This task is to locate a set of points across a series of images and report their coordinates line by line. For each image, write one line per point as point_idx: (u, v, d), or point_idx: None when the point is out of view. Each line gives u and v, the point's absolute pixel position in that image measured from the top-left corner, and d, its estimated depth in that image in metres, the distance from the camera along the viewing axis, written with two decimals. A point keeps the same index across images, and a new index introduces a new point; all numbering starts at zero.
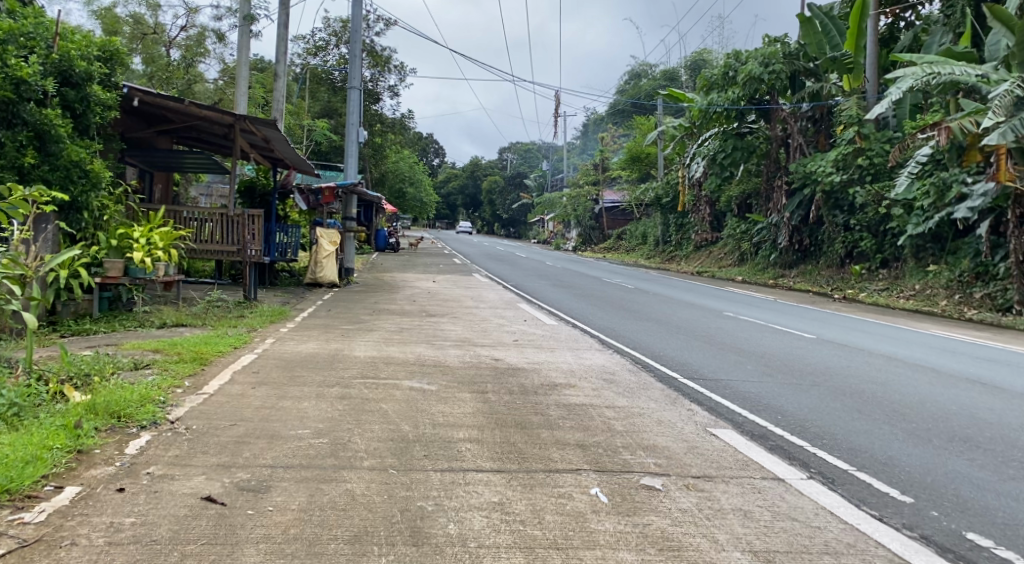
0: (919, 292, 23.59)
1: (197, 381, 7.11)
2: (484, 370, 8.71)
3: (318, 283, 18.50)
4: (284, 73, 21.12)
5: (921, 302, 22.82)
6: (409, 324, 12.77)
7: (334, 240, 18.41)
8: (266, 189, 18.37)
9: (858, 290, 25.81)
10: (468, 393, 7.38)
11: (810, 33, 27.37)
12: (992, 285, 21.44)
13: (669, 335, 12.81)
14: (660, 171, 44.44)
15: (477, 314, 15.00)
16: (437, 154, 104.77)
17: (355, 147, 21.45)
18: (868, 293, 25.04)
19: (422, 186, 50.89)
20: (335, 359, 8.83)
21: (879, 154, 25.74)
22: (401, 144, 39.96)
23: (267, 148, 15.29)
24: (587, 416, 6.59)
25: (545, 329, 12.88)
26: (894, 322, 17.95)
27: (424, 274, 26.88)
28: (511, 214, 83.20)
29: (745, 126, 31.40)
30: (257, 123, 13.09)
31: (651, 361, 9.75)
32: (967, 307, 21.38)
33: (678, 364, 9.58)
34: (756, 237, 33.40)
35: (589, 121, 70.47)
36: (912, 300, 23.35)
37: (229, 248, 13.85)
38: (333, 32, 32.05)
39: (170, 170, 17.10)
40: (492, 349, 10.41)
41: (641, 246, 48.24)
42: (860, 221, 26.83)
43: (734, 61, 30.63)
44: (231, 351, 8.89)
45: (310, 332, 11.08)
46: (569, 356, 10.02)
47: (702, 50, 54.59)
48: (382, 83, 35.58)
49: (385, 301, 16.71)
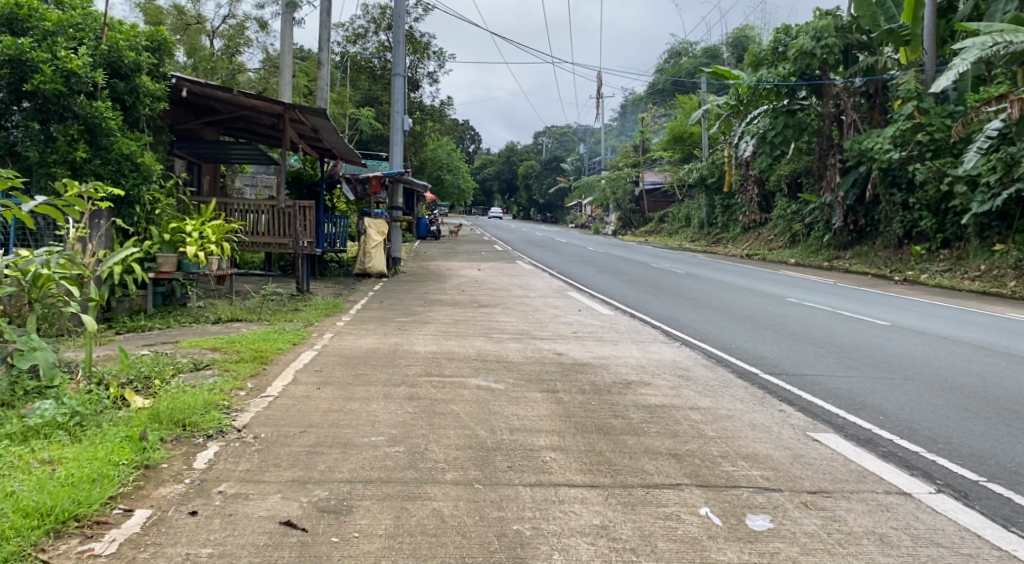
0: (985, 273, 22.64)
1: (260, 382, 6.81)
2: (552, 366, 8.32)
3: (367, 273, 18.28)
4: (328, 61, 20.86)
5: (989, 283, 21.88)
6: (464, 316, 12.44)
7: (381, 230, 18.02)
8: (314, 179, 18.27)
9: (919, 271, 24.89)
10: (540, 392, 6.98)
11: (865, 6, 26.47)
12: None
13: (734, 324, 12.47)
14: (704, 151, 43.59)
15: (530, 303, 14.61)
16: (473, 140, 104.36)
17: (399, 135, 21.15)
18: (931, 274, 24.14)
19: (460, 173, 50.52)
20: (397, 356, 8.50)
21: (940, 129, 24.76)
22: (440, 130, 39.59)
23: (315, 138, 15.01)
24: (672, 419, 6.19)
25: (604, 319, 12.47)
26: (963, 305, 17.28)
27: (469, 261, 26.55)
28: (548, 199, 82.57)
29: (796, 103, 30.18)
30: (306, 111, 12.77)
31: (725, 354, 9.40)
32: None
33: (754, 357, 9.26)
34: (808, 218, 32.53)
35: (628, 102, 69.57)
36: (977, 281, 22.40)
37: (279, 241, 13.58)
38: (372, 18, 31.84)
39: (217, 161, 16.91)
40: (553, 342, 10.00)
41: (685, 229, 47.41)
42: (920, 199, 25.84)
43: (783, 36, 29.88)
44: (290, 348, 8.59)
45: (366, 326, 10.77)
46: (635, 349, 9.59)
47: (744, 27, 53.47)
48: (421, 69, 35.32)
49: (436, 291, 16.41)
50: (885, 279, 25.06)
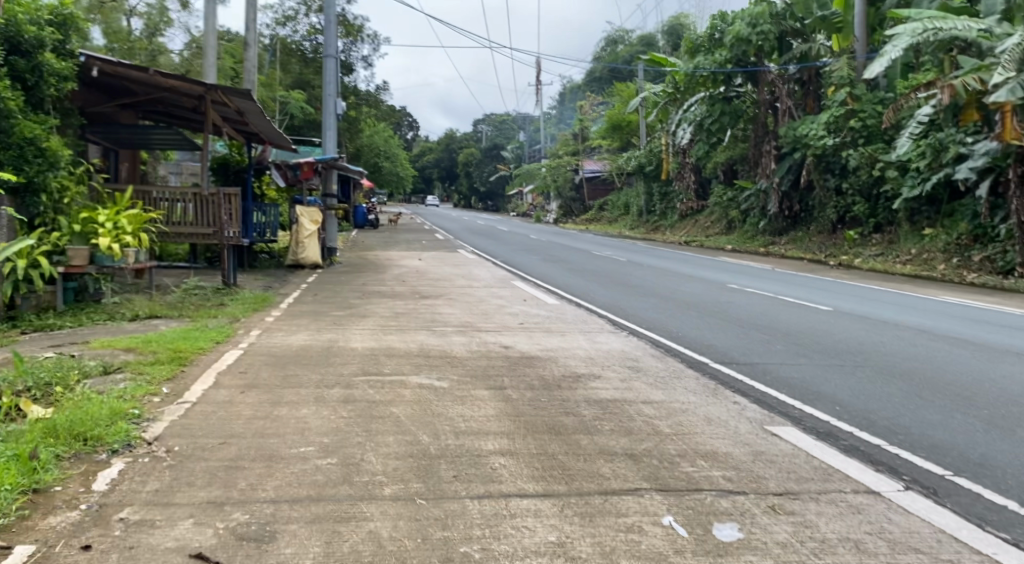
0: (916, 257, 22.91)
1: (177, 387, 6.20)
2: (498, 362, 7.87)
3: (300, 264, 17.56)
4: (256, 43, 20.01)
5: (920, 266, 22.17)
6: (403, 308, 11.91)
7: (315, 218, 17.39)
8: (241, 166, 17.40)
9: (852, 256, 25.18)
10: (486, 390, 6.54)
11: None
12: (992, 246, 20.93)
13: (679, 312, 12.15)
14: (642, 138, 43.62)
15: (471, 294, 14.14)
16: (411, 128, 103.22)
17: (333, 120, 20.40)
18: (863, 258, 24.42)
19: (398, 160, 49.71)
20: (331, 354, 7.95)
21: (873, 116, 25.17)
22: (376, 117, 38.77)
23: (240, 121, 14.25)
24: (626, 415, 5.80)
25: (547, 309, 12.08)
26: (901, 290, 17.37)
27: (407, 251, 25.94)
28: (488, 187, 82.12)
29: (732, 90, 30.27)
30: (229, 92, 12.02)
31: (673, 344, 9.01)
32: (966, 270, 20.82)
33: (702, 347, 8.88)
34: (743, 204, 32.82)
35: (567, 90, 69.45)
36: (908, 264, 22.68)
37: (203, 229, 12.85)
38: (303, 2, 30.96)
39: (136, 148, 16.03)
40: (497, 335, 9.55)
41: (624, 217, 47.46)
42: (853, 185, 26.23)
43: (719, 22, 29.93)
44: (213, 348, 7.98)
45: (298, 321, 10.16)
46: (584, 340, 9.21)
47: (679, 15, 53.80)
48: (355, 53, 34.47)
49: (372, 282, 15.81)
50: (820, 264, 25.28)
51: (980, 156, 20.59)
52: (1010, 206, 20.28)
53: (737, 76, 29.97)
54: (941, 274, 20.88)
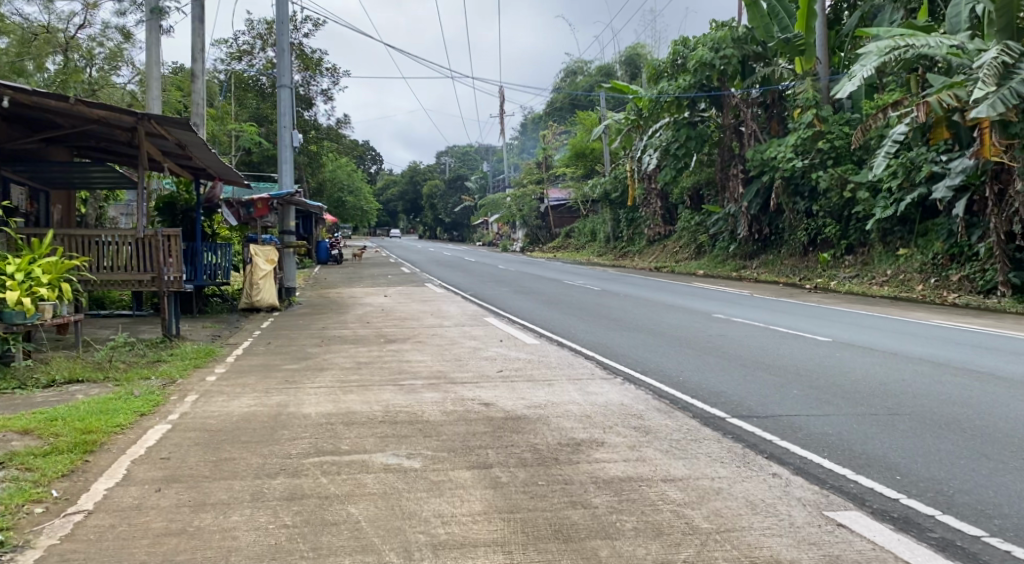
0: (892, 278, 22.04)
1: (72, 488, 4.95)
2: (480, 427, 6.62)
3: (255, 308, 16.11)
4: (203, 73, 18.73)
5: (897, 289, 21.24)
6: (367, 357, 10.60)
7: (271, 257, 16.04)
8: (189, 205, 15.98)
9: (827, 278, 24.25)
10: (468, 471, 5.27)
11: (757, 18, 25.84)
12: (970, 266, 19.94)
13: (671, 350, 10.96)
14: (607, 166, 42.90)
15: (442, 336, 12.87)
16: (374, 161, 102.07)
17: (288, 152, 19.09)
18: (838, 280, 23.52)
19: (361, 195, 48.55)
20: (278, 426, 6.64)
21: (840, 136, 24.32)
22: (336, 150, 37.49)
23: (182, 155, 12.87)
24: (647, 503, 4.55)
25: (527, 352, 10.83)
26: (892, 314, 16.42)
27: (371, 287, 24.56)
28: (453, 218, 81.11)
29: (696, 115, 29.73)
30: (161, 121, 10.66)
31: (676, 394, 7.68)
32: (946, 291, 19.91)
33: (711, 396, 7.55)
34: (712, 228, 32.04)
35: (527, 120, 68.93)
36: (886, 286, 21.79)
37: (141, 276, 11.43)
38: (257, 34, 29.83)
39: (69, 186, 14.62)
40: (473, 388, 8.28)
41: (591, 244, 46.52)
42: (823, 206, 25.34)
43: (683, 47, 29.20)
44: (134, 423, 6.67)
45: (244, 379, 8.81)
46: (576, 393, 7.95)
47: (637, 44, 53.64)
48: (313, 86, 33.28)
49: (334, 325, 14.47)
50: (795, 288, 24.27)
51: (957, 175, 19.38)
52: (989, 223, 19.22)
53: (701, 100, 29.41)
54: (919, 296, 19.99)
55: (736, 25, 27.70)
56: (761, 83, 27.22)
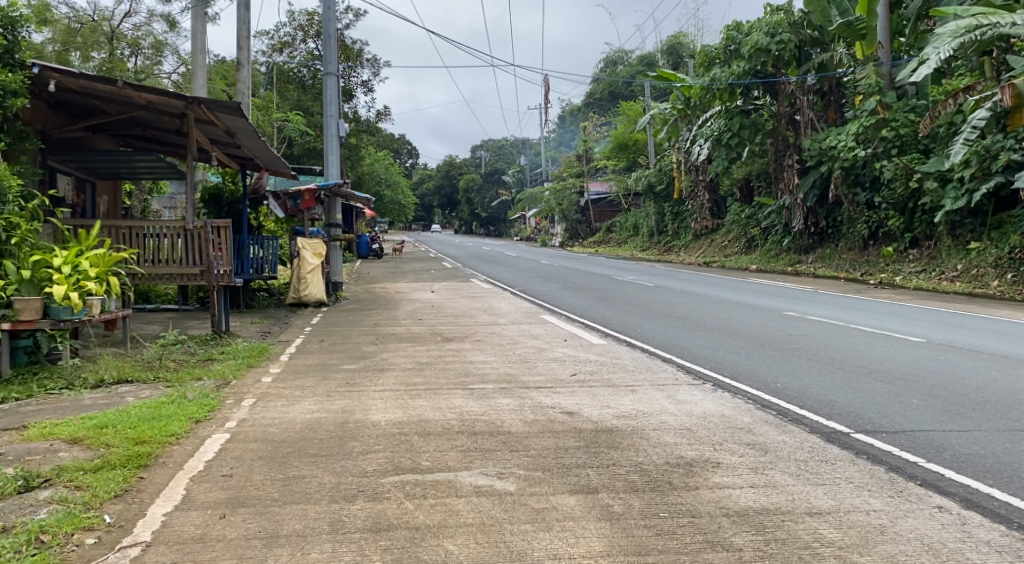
0: (963, 274, 20.89)
1: (125, 512, 4.39)
2: (573, 441, 5.90)
3: (302, 303, 15.59)
4: (248, 62, 18.24)
5: (971, 284, 20.07)
6: (427, 356, 9.93)
7: (318, 251, 15.48)
8: (235, 196, 15.47)
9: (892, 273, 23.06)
10: (572, 496, 4.58)
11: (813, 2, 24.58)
12: None
13: (754, 351, 10.22)
14: (651, 158, 41.91)
15: (501, 334, 12.14)
16: (411, 155, 101.71)
17: (335, 142, 18.55)
18: (904, 276, 22.38)
19: (398, 188, 48.10)
20: (346, 437, 5.98)
21: (906, 124, 23.12)
22: (376, 143, 36.93)
23: (231, 143, 12.28)
24: (802, 547, 3.86)
25: (598, 354, 10.07)
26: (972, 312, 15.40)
27: (416, 282, 23.95)
28: (490, 212, 80.54)
29: (750, 103, 28.69)
30: (210, 106, 10.06)
31: (781, 405, 6.86)
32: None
33: (822, 407, 6.73)
34: (764, 221, 30.98)
35: (565, 113, 68.03)
36: (956, 282, 20.63)
37: (190, 270, 10.89)
38: (298, 25, 29.32)
39: (116, 176, 14.19)
40: (550, 395, 7.54)
41: (633, 238, 45.55)
42: (885, 198, 24.16)
43: (735, 33, 27.97)
44: (191, 430, 6.10)
45: (302, 380, 8.19)
46: (668, 403, 7.20)
47: (679, 34, 52.47)
48: (354, 78, 32.81)
49: (386, 321, 13.85)
50: (856, 284, 23.18)
51: None
52: None
53: (756, 87, 28.30)
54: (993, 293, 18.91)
55: (791, 10, 26.64)
56: (817, 70, 26.12)
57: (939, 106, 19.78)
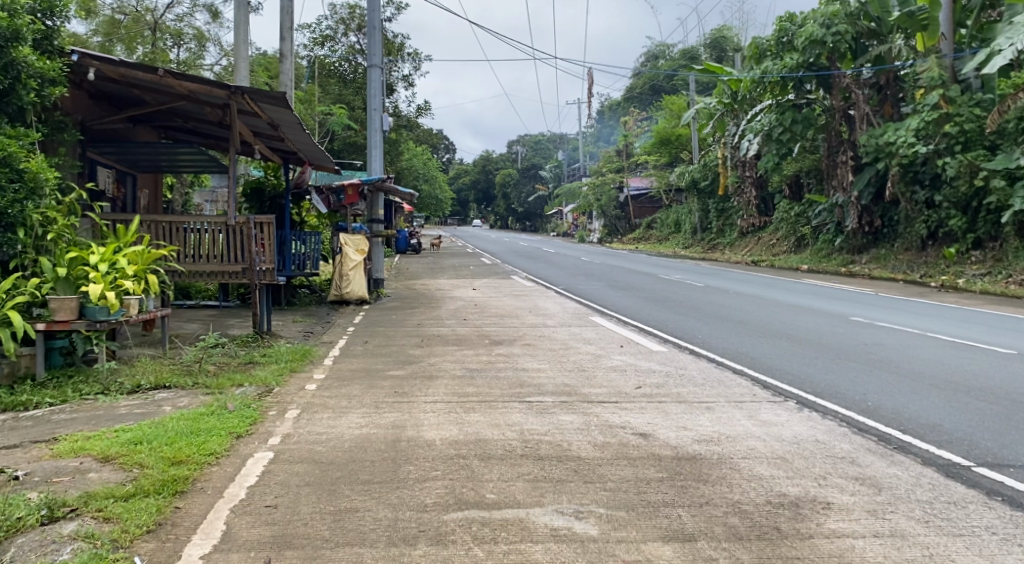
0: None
1: (158, 554, 3.91)
2: (654, 473, 5.26)
3: (344, 300, 15.11)
4: (292, 54, 17.75)
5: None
6: (478, 361, 9.34)
7: (360, 247, 14.96)
8: (277, 190, 15.02)
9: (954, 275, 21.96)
10: (667, 546, 4.01)
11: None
12: None
13: (831, 364, 9.67)
14: (694, 153, 40.92)
15: (551, 337, 11.50)
16: (448, 150, 101.40)
17: (378, 136, 18.02)
18: (968, 278, 21.28)
19: (436, 183, 47.60)
20: (400, 459, 5.40)
21: (970, 119, 21.89)
22: (415, 137, 36.45)
23: (274, 136, 11.78)
24: None
25: (660, 363, 9.41)
26: None
27: (457, 279, 23.39)
28: (526, 208, 79.86)
29: (802, 98, 27.52)
30: (255, 97, 9.54)
31: (887, 432, 6.32)
32: None
33: (932, 436, 6.19)
34: (815, 220, 29.91)
35: (603, 107, 67.02)
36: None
37: (232, 268, 10.41)
38: (340, 19, 28.90)
39: (158, 169, 13.80)
40: (617, 411, 6.88)
41: (675, 235, 44.64)
42: (947, 196, 23.06)
43: (789, 24, 26.95)
44: (233, 447, 5.58)
45: (348, 388, 7.64)
46: (752, 428, 6.53)
47: (722, 27, 51.35)
48: (395, 72, 32.31)
49: (430, 321, 13.31)
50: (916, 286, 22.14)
51: None
52: None
53: (809, 80, 26.87)
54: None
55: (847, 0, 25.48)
56: (873, 62, 25.05)
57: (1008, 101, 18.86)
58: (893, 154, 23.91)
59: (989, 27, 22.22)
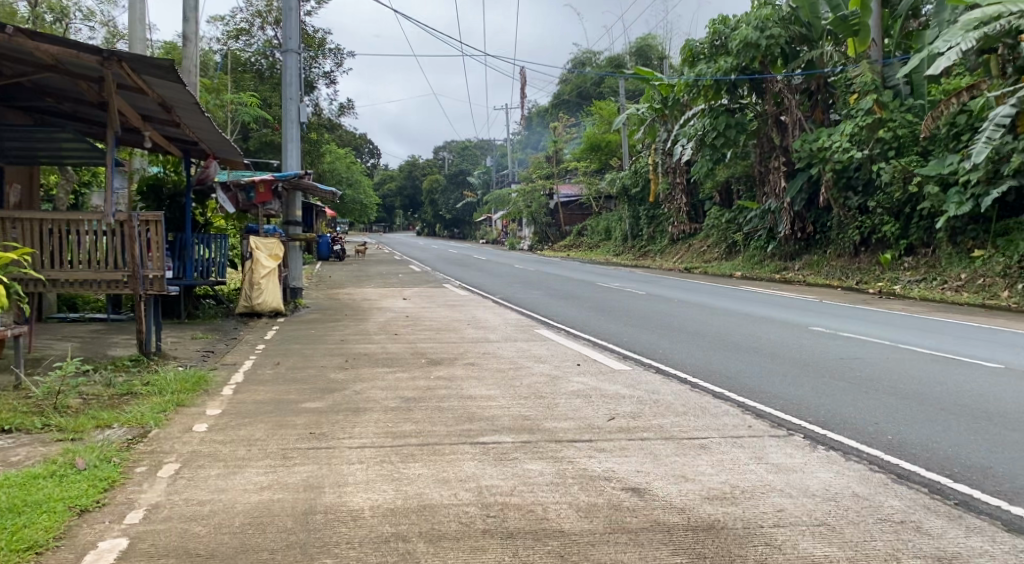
0: (968, 283, 18.82)
1: None
2: (664, 560, 3.87)
3: (255, 312, 13.30)
4: (196, 37, 15.79)
5: (980, 295, 17.95)
6: (414, 386, 7.77)
7: (274, 252, 13.25)
8: (179, 188, 13.08)
9: (889, 282, 20.93)
10: None
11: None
12: None
13: (819, 384, 8.49)
14: (625, 160, 39.95)
15: (497, 355, 9.99)
16: (374, 156, 98.91)
17: (295, 130, 16.23)
18: (902, 285, 20.24)
19: (361, 188, 45.58)
20: (313, 547, 3.85)
21: (903, 125, 21.12)
22: (337, 138, 34.46)
23: (168, 121, 9.96)
24: None
25: (630, 387, 7.96)
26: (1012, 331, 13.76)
27: (385, 288, 21.64)
28: (455, 214, 78.07)
29: (736, 101, 26.17)
30: (135, 64, 7.78)
31: (937, 482, 5.13)
32: None
33: (996, 488, 5.03)
34: (746, 227, 29.03)
35: (531, 114, 65.84)
36: (961, 293, 18.56)
37: (111, 275, 8.49)
38: (255, 11, 26.96)
39: (32, 162, 11.78)
40: (598, 456, 5.44)
41: (605, 242, 43.60)
42: (880, 202, 22.10)
43: (722, 26, 25.50)
44: (66, 535, 3.90)
45: (252, 426, 6.00)
46: (768, 475, 5.16)
47: (647, 37, 50.78)
48: (315, 69, 30.40)
49: (354, 336, 11.66)
50: (852, 292, 21.04)
51: None
52: None
53: (741, 84, 25.68)
54: (1005, 306, 16.77)
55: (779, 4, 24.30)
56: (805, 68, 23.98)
57: (940, 105, 17.98)
58: (827, 160, 22.92)
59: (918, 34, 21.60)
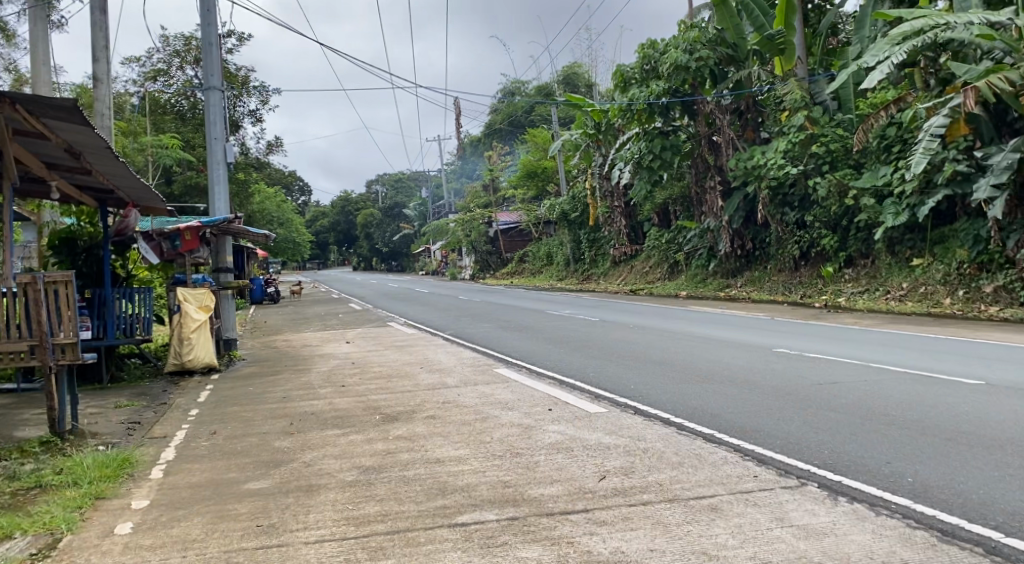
0: (910, 293, 18.57)
1: None
2: None
3: (186, 370, 12.21)
4: (108, 78, 14.72)
5: (925, 302, 17.73)
6: (370, 450, 6.90)
7: (204, 303, 12.21)
8: (95, 240, 11.99)
9: (832, 295, 20.69)
10: None
11: (727, 17, 22.13)
12: (1003, 275, 16.63)
13: (806, 416, 7.91)
14: (562, 185, 39.60)
15: (456, 403, 9.16)
16: (304, 193, 97.20)
17: (221, 171, 15.24)
18: (846, 297, 19.97)
19: (293, 226, 44.25)
20: None
21: (835, 139, 21.07)
22: (265, 177, 33.24)
23: (78, 169, 8.97)
24: None
25: (610, 434, 7.22)
26: (972, 340, 13.49)
27: (324, 331, 20.56)
28: (391, 247, 76.94)
29: (669, 124, 25.70)
30: (32, 106, 6.85)
31: (985, 535, 4.54)
32: (978, 304, 16.54)
33: None
34: (686, 246, 28.72)
35: (463, 143, 65.32)
36: (905, 302, 18.29)
37: (13, 347, 7.41)
38: (173, 50, 25.81)
39: None
40: (601, 533, 4.69)
41: (547, 268, 43.05)
42: (817, 216, 21.92)
43: (652, 50, 24.85)
44: None
45: (187, 521, 5.10)
46: (799, 544, 4.49)
47: (574, 64, 50.89)
48: (240, 108, 29.34)
49: (297, 391, 10.71)
50: (798, 307, 20.68)
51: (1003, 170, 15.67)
52: None
53: (673, 107, 25.31)
54: (950, 312, 16.52)
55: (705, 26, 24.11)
56: (733, 88, 23.70)
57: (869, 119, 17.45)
58: (762, 177, 22.69)
59: (841, 50, 21.46)
